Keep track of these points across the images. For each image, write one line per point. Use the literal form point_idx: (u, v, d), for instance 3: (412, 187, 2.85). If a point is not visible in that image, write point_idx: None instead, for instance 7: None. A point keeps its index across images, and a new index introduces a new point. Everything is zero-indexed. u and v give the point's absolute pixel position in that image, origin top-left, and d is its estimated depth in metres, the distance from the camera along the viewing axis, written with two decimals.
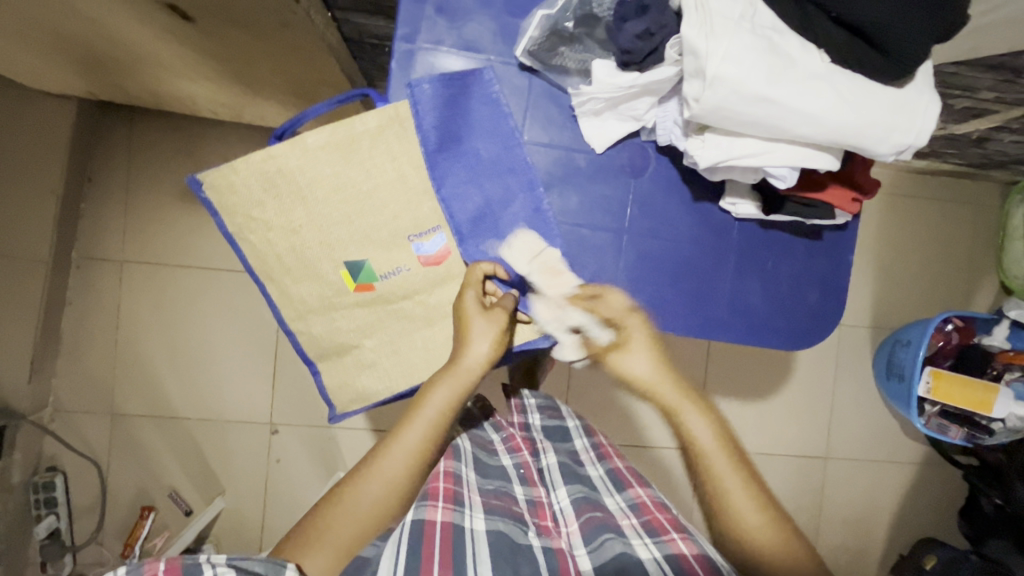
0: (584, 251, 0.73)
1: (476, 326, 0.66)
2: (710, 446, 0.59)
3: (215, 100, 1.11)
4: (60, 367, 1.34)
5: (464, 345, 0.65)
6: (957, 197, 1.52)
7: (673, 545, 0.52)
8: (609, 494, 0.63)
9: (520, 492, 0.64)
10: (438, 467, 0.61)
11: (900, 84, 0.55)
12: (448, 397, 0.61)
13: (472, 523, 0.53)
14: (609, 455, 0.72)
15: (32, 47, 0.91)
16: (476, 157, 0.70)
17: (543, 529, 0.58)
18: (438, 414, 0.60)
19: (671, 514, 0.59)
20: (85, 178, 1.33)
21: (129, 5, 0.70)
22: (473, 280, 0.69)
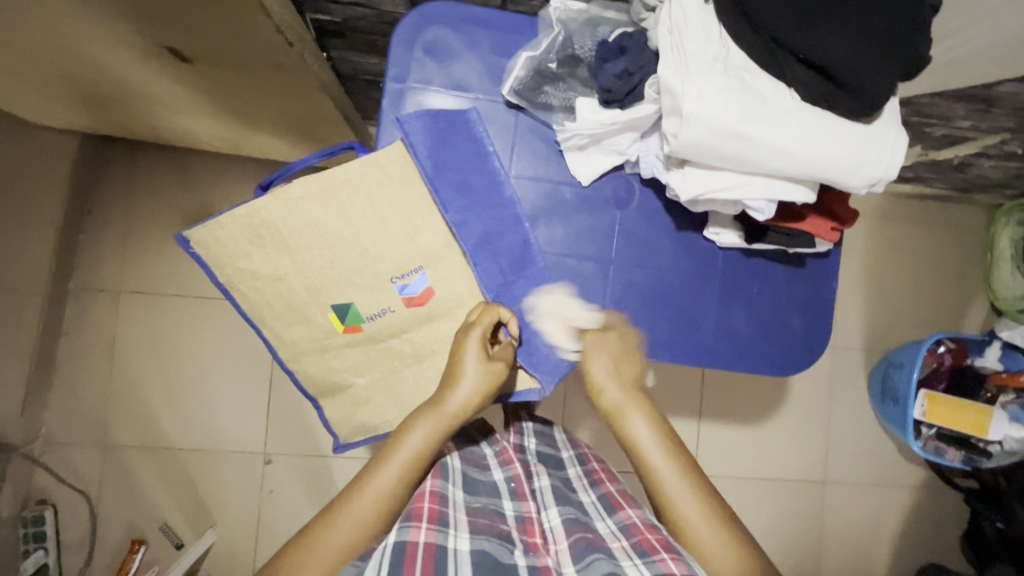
0: (570, 282, 0.75)
1: (467, 372, 0.66)
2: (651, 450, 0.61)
3: (214, 135, 1.14)
4: (53, 397, 1.34)
5: (450, 390, 0.65)
6: (943, 220, 1.55)
7: (662, 565, 0.50)
8: (600, 518, 0.62)
9: (509, 507, 0.63)
10: (424, 486, 0.60)
11: (869, 120, 0.57)
12: (424, 436, 0.61)
13: (455, 543, 0.52)
14: (602, 480, 0.72)
15: (36, 86, 0.94)
16: (469, 187, 0.71)
17: (532, 546, 0.57)
18: (412, 457, 0.60)
19: (661, 534, 0.56)
20: (84, 211, 1.35)
21: (131, 51, 0.73)
22: (483, 322, 0.70)
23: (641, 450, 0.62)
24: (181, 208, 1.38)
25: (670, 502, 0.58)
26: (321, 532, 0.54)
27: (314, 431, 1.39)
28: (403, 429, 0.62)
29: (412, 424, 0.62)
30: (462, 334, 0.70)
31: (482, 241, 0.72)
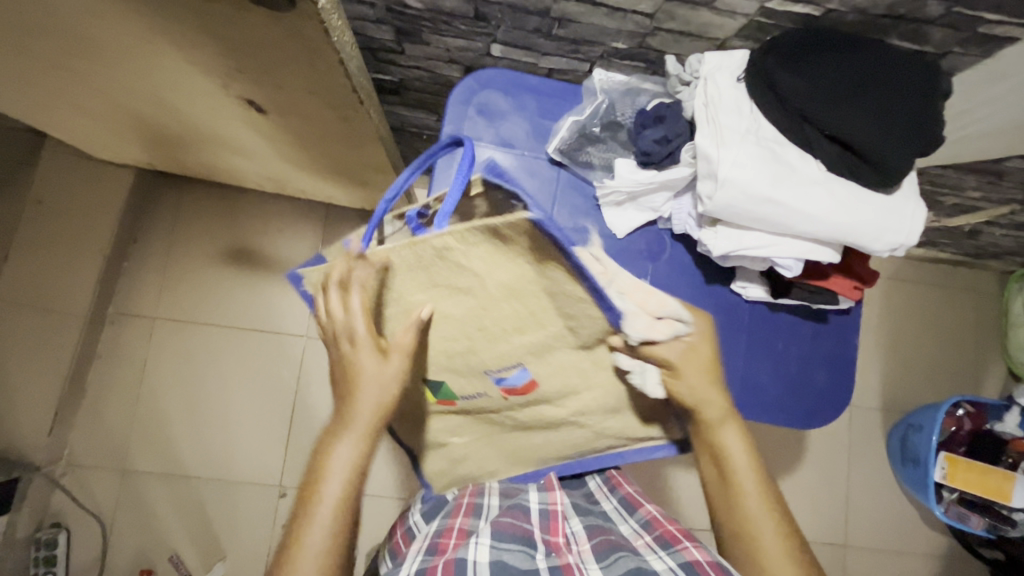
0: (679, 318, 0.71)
1: (363, 383, 0.64)
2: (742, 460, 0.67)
3: (265, 175, 1.22)
4: (80, 419, 1.37)
5: (354, 406, 0.64)
6: (957, 283, 1.58)
7: (686, 551, 0.58)
8: (623, 521, 0.70)
9: (536, 505, 0.70)
10: (454, 523, 0.66)
11: (890, 191, 0.62)
12: (352, 450, 0.63)
13: (482, 540, 0.57)
14: (620, 483, 0.80)
15: (114, 125, 1.03)
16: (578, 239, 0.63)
17: (555, 544, 0.61)
18: (345, 473, 0.62)
19: (679, 525, 0.65)
20: (131, 240, 1.42)
21: (213, 101, 0.80)
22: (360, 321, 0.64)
23: (731, 462, 0.67)
24: (222, 240, 1.44)
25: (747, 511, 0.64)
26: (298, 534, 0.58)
27: None
28: (328, 447, 0.63)
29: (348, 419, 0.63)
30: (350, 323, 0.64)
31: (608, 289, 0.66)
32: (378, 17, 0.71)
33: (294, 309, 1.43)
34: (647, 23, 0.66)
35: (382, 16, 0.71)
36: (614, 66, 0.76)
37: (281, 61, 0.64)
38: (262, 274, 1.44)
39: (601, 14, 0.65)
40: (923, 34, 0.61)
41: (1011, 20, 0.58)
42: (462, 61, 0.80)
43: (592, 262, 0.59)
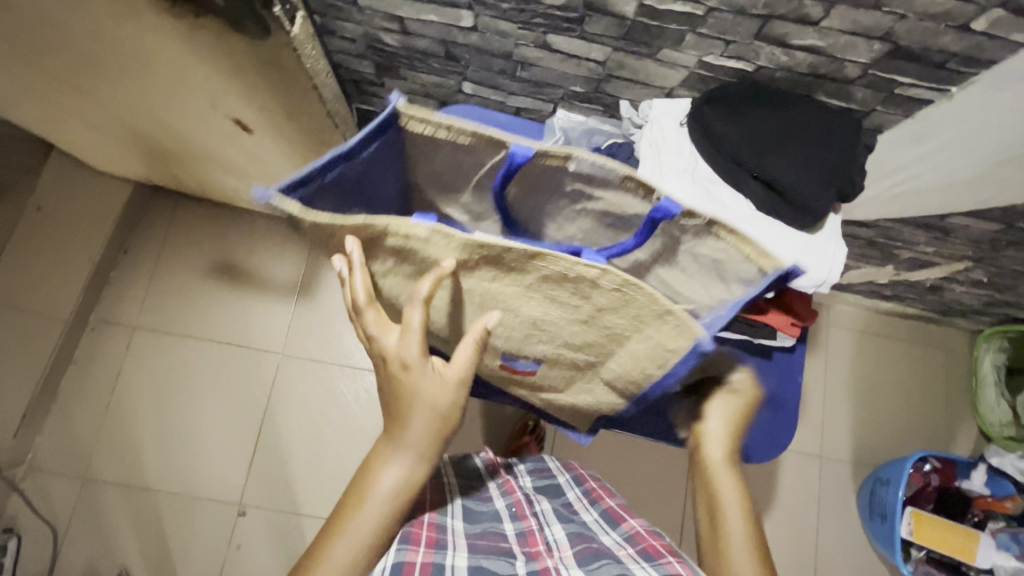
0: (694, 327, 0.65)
1: (409, 421, 0.55)
2: (736, 505, 0.69)
3: (254, 195, 1.27)
4: (48, 423, 1.37)
5: (400, 427, 0.55)
6: (927, 339, 1.60)
7: (670, 566, 0.57)
8: (605, 532, 0.68)
9: (510, 527, 0.69)
10: (423, 520, 0.66)
11: (813, 231, 0.67)
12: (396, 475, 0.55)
13: (451, 559, 0.58)
14: (601, 497, 0.77)
15: (115, 139, 1.09)
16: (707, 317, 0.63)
17: (533, 554, 0.62)
18: (389, 497, 0.55)
19: (663, 541, 0.64)
20: (121, 249, 1.47)
21: (204, 120, 0.86)
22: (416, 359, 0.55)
23: (725, 505, 0.69)
24: (209, 256, 1.48)
25: (732, 551, 0.65)
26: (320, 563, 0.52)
27: None
28: (369, 468, 0.56)
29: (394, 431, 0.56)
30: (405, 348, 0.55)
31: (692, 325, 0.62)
32: (359, 52, 0.79)
33: (272, 326, 1.46)
34: (600, 70, 0.72)
35: (362, 51, 0.78)
36: (574, 108, 0.82)
37: (262, 85, 0.70)
38: (246, 291, 1.47)
39: (558, 60, 0.72)
40: (847, 93, 0.67)
41: (923, 85, 0.63)
42: (437, 96, 0.87)
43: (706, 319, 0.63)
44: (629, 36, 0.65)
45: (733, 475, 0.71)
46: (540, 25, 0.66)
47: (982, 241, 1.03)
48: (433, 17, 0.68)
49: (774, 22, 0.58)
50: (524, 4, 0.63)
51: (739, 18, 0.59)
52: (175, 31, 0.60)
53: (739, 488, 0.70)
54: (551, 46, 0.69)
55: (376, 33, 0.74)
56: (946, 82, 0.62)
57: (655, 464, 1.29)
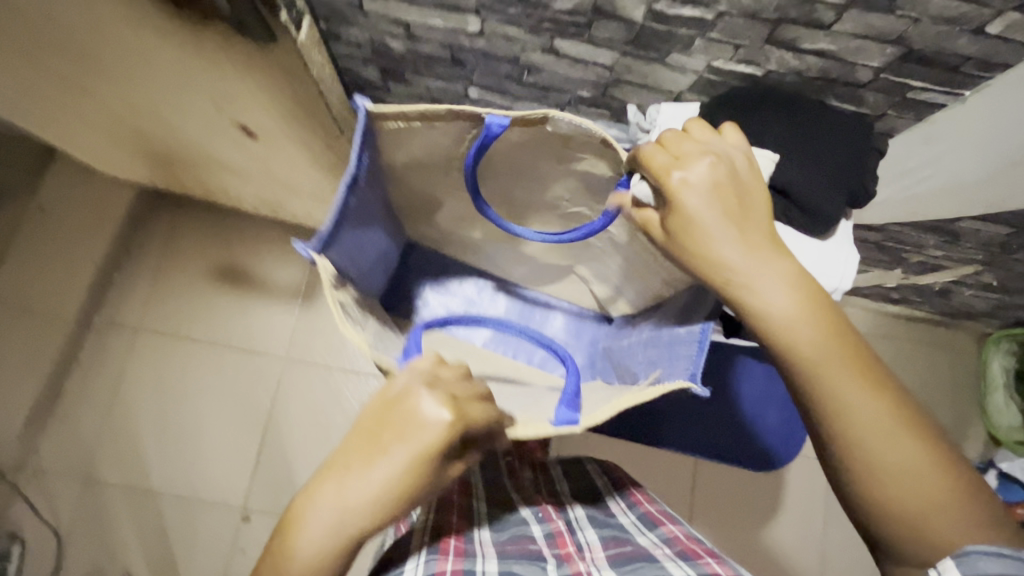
0: (664, 359, 0.58)
1: (389, 458, 0.46)
2: (823, 359, 0.47)
3: (258, 197, 1.27)
4: (51, 426, 1.37)
5: (362, 474, 0.46)
6: (935, 342, 1.59)
7: (708, 566, 0.57)
8: (641, 533, 0.68)
9: (538, 530, 0.68)
10: (451, 527, 0.66)
11: (825, 236, 0.65)
12: (332, 527, 0.46)
13: (483, 564, 0.58)
14: (640, 502, 0.77)
15: (120, 142, 1.09)
16: (669, 348, 0.58)
17: (564, 556, 0.61)
18: (315, 556, 0.46)
19: (703, 546, 0.64)
20: (126, 252, 1.46)
21: (208, 122, 0.86)
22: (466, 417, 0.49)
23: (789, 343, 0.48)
24: (213, 259, 1.48)
25: (862, 442, 0.47)
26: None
27: None
28: (303, 504, 0.47)
29: (366, 461, 0.47)
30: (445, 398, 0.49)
31: (662, 352, 0.59)
32: (364, 56, 0.78)
33: (276, 331, 1.45)
34: (607, 74, 0.72)
35: (368, 55, 0.78)
36: (581, 112, 0.82)
37: (267, 88, 0.69)
38: (249, 294, 1.47)
39: (564, 65, 0.72)
40: (858, 97, 0.66)
41: (936, 89, 0.62)
42: (443, 100, 0.86)
43: (676, 345, 0.57)
44: (638, 40, 0.64)
45: (764, 273, 0.49)
46: (548, 30, 0.65)
47: (992, 244, 1.02)
48: (439, 23, 0.68)
49: (784, 26, 0.58)
50: (532, 9, 0.62)
51: (750, 23, 0.58)
52: (181, 36, 0.60)
53: (817, 332, 0.47)
54: (559, 50, 0.69)
55: (382, 38, 0.73)
56: (961, 87, 0.62)
57: (656, 467, 1.29)
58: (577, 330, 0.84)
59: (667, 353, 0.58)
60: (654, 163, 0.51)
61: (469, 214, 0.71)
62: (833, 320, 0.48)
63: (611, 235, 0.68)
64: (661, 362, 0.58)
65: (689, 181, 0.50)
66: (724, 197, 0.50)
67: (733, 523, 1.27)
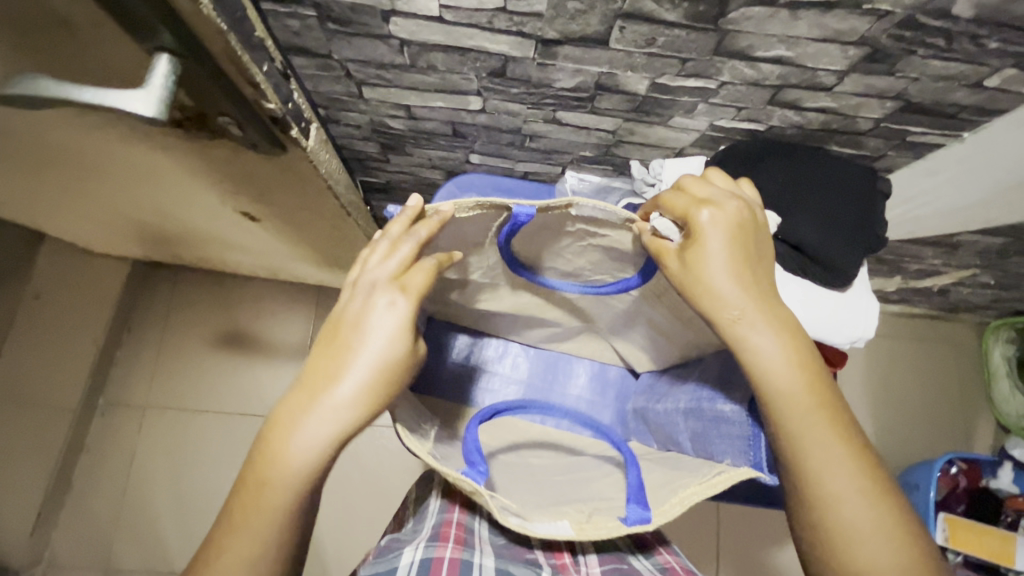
0: (719, 430, 0.61)
1: (358, 348, 0.48)
2: (808, 408, 0.49)
3: (257, 264, 1.25)
4: (64, 515, 1.34)
5: (333, 360, 0.48)
6: (937, 336, 1.61)
7: None
8: (637, 554, 0.65)
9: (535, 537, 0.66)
10: (450, 517, 0.63)
11: (843, 288, 0.66)
12: (317, 431, 0.46)
13: (481, 560, 0.56)
14: None
15: (115, 227, 1.08)
16: (721, 417, 0.61)
17: (560, 567, 0.61)
18: (299, 474, 0.46)
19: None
20: (125, 328, 1.44)
21: (210, 212, 0.85)
22: (414, 288, 0.50)
23: (781, 389, 0.49)
24: (214, 325, 1.46)
25: (844, 501, 0.47)
26: (220, 541, 0.46)
27: (322, 553, 1.26)
28: (274, 427, 0.47)
29: (328, 377, 0.47)
30: (398, 282, 0.49)
31: (714, 419, 0.62)
32: (363, 135, 0.78)
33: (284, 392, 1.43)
34: (610, 138, 0.72)
35: (367, 134, 0.78)
36: (584, 169, 0.82)
37: (273, 188, 0.69)
38: (253, 357, 1.44)
39: (567, 132, 0.72)
40: (859, 143, 0.68)
41: (935, 132, 0.64)
42: (444, 167, 0.86)
43: (728, 415, 0.60)
44: (640, 108, 0.65)
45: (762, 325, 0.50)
46: (550, 104, 0.66)
47: (991, 251, 1.04)
48: (440, 104, 0.68)
49: (786, 90, 0.58)
50: (534, 88, 0.63)
51: (752, 89, 0.59)
52: (185, 151, 0.59)
53: (807, 390, 0.49)
54: (561, 120, 0.69)
55: (382, 119, 0.73)
56: (958, 129, 0.63)
57: None
58: (603, 385, 0.85)
59: (720, 421, 0.61)
60: (678, 205, 0.52)
61: (484, 292, 0.71)
62: (820, 373, 0.50)
63: (633, 300, 0.68)
64: (716, 430, 0.61)
65: (713, 221, 0.50)
66: (745, 240, 0.51)
67: (763, 546, 1.26)
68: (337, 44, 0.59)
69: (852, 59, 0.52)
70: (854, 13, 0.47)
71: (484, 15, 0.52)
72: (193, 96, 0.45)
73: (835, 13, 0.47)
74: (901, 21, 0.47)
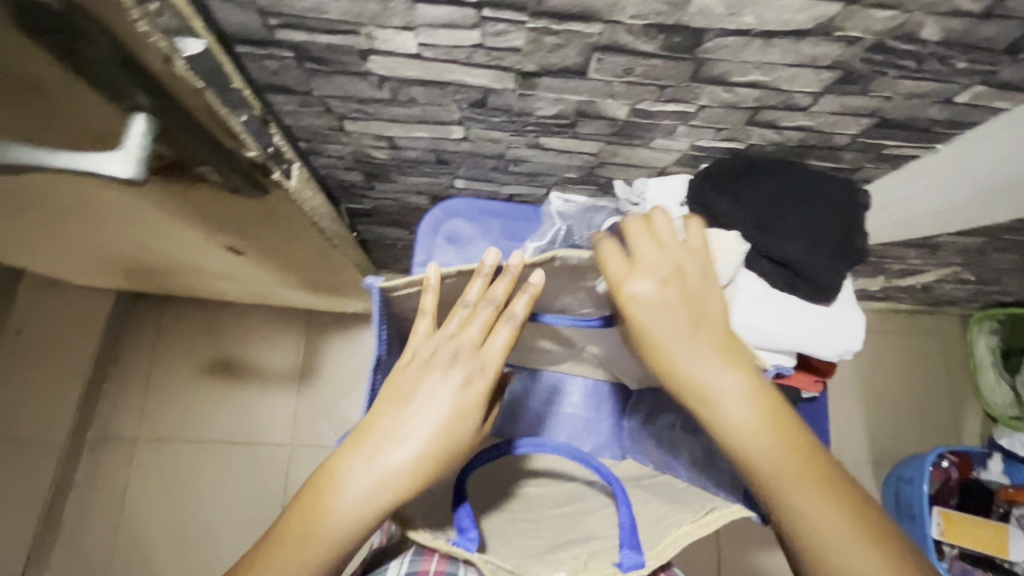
0: (715, 458, 0.66)
1: (427, 412, 0.52)
2: (783, 463, 0.50)
3: (243, 291, 1.24)
4: (55, 555, 1.31)
5: (404, 416, 0.52)
6: (923, 330, 1.64)
7: None
8: None
9: None
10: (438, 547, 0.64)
11: (828, 301, 0.67)
12: (366, 480, 0.50)
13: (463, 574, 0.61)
14: None
15: (98, 262, 1.06)
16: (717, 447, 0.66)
17: None
18: (352, 518, 0.50)
19: None
20: (112, 360, 1.41)
21: (195, 247, 0.84)
22: (492, 363, 0.54)
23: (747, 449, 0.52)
24: (203, 354, 1.44)
25: (828, 552, 0.49)
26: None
27: None
28: (335, 472, 0.51)
29: (393, 433, 0.52)
30: (468, 365, 0.54)
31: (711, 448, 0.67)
32: (347, 166, 0.78)
33: (277, 418, 1.41)
34: (593, 160, 0.73)
35: (351, 164, 0.77)
36: (569, 189, 0.82)
37: (258, 224, 0.68)
38: (244, 384, 1.43)
39: (550, 156, 0.72)
40: (838, 157, 0.69)
41: (910, 144, 0.65)
42: (429, 192, 0.86)
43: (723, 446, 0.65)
44: (622, 132, 0.65)
45: (726, 386, 0.52)
46: (532, 131, 0.66)
47: (970, 249, 1.06)
48: (422, 134, 0.68)
49: (764, 111, 0.59)
50: (516, 117, 0.63)
51: (731, 111, 0.60)
52: (167, 194, 0.58)
53: (776, 442, 0.51)
54: (544, 145, 0.69)
55: (365, 150, 0.73)
56: (933, 140, 0.64)
57: None
58: (597, 402, 0.84)
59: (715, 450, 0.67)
60: (611, 272, 0.55)
61: None
62: (788, 423, 0.51)
63: None
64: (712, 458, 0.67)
65: (640, 296, 0.53)
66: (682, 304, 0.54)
67: (766, 549, 1.27)
68: (316, 82, 0.58)
69: (826, 82, 0.53)
70: (826, 40, 0.48)
71: (463, 51, 0.52)
72: (171, 146, 0.45)
73: (808, 40, 0.48)
74: (873, 46, 0.48)
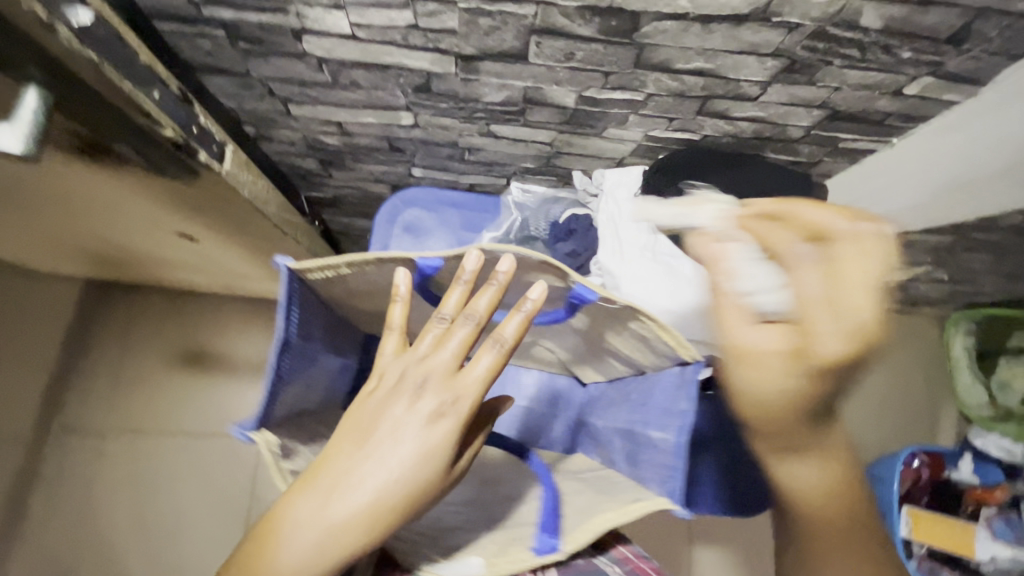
0: (647, 449, 0.58)
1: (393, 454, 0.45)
2: (836, 521, 0.51)
3: (210, 281, 1.22)
4: (18, 547, 1.28)
5: (365, 451, 0.45)
6: (900, 330, 1.63)
7: None
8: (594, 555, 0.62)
9: None
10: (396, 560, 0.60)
11: None
12: (310, 531, 0.43)
13: None
14: None
15: (58, 249, 1.04)
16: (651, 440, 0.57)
17: None
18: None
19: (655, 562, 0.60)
20: (80, 349, 1.39)
21: (147, 233, 0.82)
22: (468, 395, 0.47)
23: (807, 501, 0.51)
24: (173, 344, 1.42)
25: None
26: None
27: None
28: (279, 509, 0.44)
29: (354, 473, 0.44)
30: (440, 394, 0.46)
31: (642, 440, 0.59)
32: (300, 152, 0.76)
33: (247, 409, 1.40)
34: (548, 149, 0.72)
35: (303, 150, 0.76)
36: (529, 180, 0.81)
37: (203, 208, 0.67)
38: (214, 375, 1.41)
39: (504, 144, 0.71)
40: (795, 149, 0.68)
41: (865, 138, 0.64)
42: (388, 180, 0.84)
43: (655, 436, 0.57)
44: (573, 121, 0.64)
45: (808, 454, 0.50)
46: (482, 118, 0.65)
47: (940, 248, 1.05)
48: (371, 120, 0.66)
49: (714, 101, 0.58)
50: (463, 103, 0.62)
51: (680, 100, 0.58)
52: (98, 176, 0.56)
53: (831, 500, 0.51)
54: (496, 134, 0.68)
55: (315, 136, 0.71)
56: (888, 134, 0.63)
57: None
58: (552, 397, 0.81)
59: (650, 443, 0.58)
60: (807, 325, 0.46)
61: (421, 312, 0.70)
62: (853, 485, 0.51)
63: None
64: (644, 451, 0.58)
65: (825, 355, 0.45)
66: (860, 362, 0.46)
67: None
68: (254, 63, 0.57)
69: (771, 70, 0.52)
70: (765, 26, 0.47)
71: (397, 32, 0.51)
72: (79, 122, 0.43)
73: (747, 26, 0.47)
74: (813, 33, 0.47)
